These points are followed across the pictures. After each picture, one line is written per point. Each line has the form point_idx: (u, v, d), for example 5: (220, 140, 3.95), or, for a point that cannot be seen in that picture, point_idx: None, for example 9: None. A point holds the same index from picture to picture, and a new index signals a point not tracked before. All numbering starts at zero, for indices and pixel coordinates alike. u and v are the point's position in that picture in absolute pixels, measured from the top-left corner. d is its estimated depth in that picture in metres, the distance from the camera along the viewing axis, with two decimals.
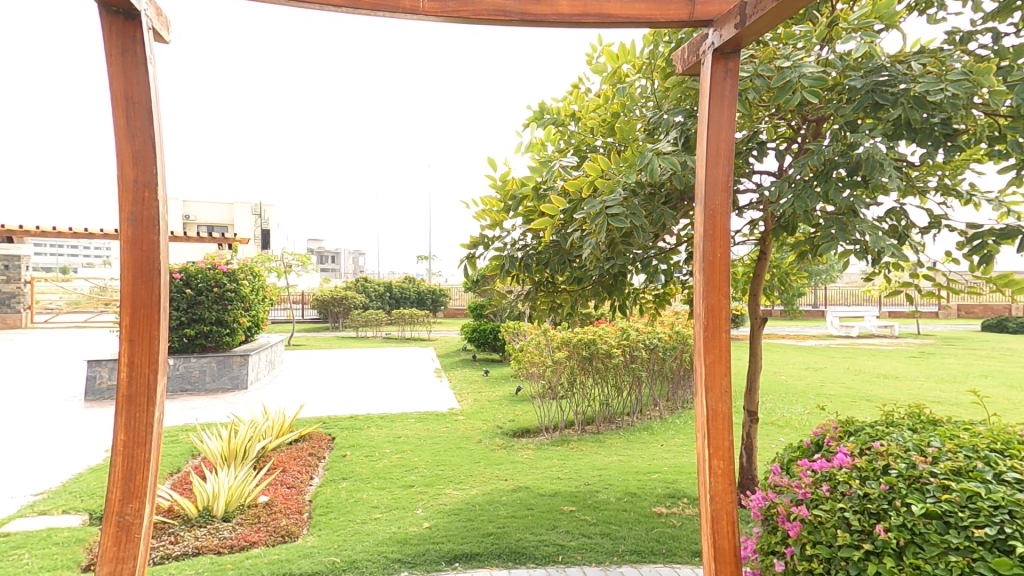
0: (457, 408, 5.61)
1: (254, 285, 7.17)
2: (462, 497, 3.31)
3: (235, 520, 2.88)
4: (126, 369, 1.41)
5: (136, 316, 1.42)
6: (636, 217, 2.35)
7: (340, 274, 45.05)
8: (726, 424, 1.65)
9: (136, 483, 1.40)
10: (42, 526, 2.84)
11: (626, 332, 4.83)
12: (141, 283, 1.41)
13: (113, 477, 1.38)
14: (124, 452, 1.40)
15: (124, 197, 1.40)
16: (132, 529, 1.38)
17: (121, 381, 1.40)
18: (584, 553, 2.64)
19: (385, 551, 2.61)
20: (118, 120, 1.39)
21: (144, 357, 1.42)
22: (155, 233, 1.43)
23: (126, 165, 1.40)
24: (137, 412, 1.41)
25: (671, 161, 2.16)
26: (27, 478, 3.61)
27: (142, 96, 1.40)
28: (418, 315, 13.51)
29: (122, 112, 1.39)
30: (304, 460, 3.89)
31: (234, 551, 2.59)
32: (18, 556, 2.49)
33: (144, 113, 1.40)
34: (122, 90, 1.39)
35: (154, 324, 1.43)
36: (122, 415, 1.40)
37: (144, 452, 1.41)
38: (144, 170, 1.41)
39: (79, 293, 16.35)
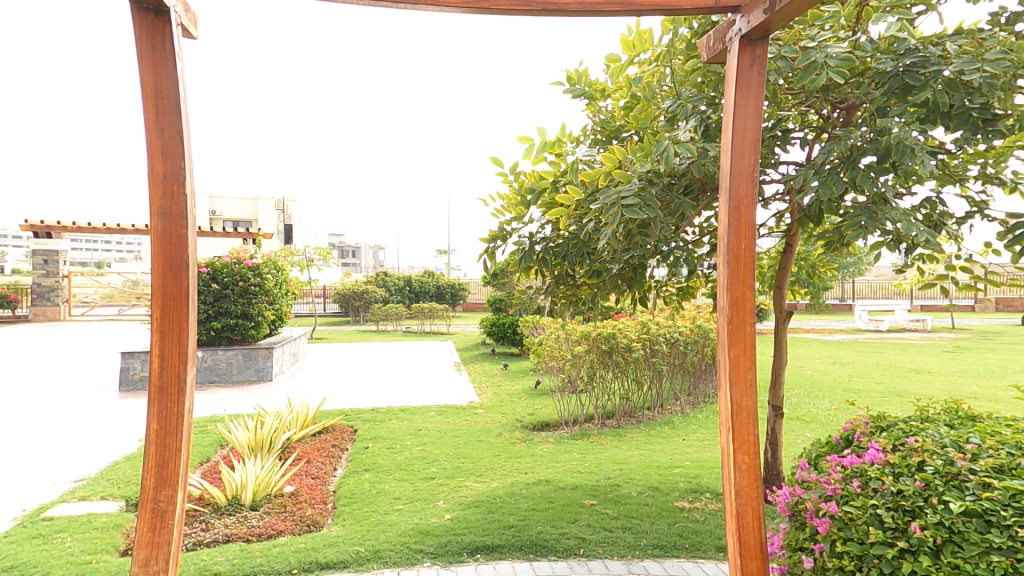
0: (476, 401, 5.64)
1: (277, 279, 7.28)
2: (483, 490, 3.33)
3: (262, 508, 2.94)
4: (157, 360, 1.45)
5: (166, 307, 1.45)
6: (652, 206, 2.32)
7: (360, 269, 45.56)
8: (751, 418, 1.62)
9: (168, 471, 1.43)
10: (82, 511, 2.94)
11: (647, 326, 4.78)
12: (170, 275, 1.44)
13: (146, 466, 1.42)
14: (156, 441, 1.43)
15: (154, 192, 1.44)
16: (166, 515, 1.42)
17: (152, 371, 1.44)
18: (606, 546, 2.64)
19: (408, 542, 2.64)
20: (148, 115, 1.42)
21: (175, 349, 1.46)
22: (184, 226, 1.45)
23: (155, 160, 1.43)
24: (168, 402, 1.45)
25: (687, 149, 2.14)
26: (65, 465, 3.74)
27: (171, 90, 1.42)
28: (438, 308, 13.58)
29: (152, 107, 1.42)
30: (327, 451, 3.95)
31: (262, 539, 2.65)
32: (61, 539, 2.59)
33: (173, 108, 1.43)
34: (152, 85, 1.41)
35: (183, 316, 1.46)
36: (154, 405, 1.44)
37: (176, 442, 1.44)
38: (173, 164, 1.44)
39: (112, 287, 16.86)
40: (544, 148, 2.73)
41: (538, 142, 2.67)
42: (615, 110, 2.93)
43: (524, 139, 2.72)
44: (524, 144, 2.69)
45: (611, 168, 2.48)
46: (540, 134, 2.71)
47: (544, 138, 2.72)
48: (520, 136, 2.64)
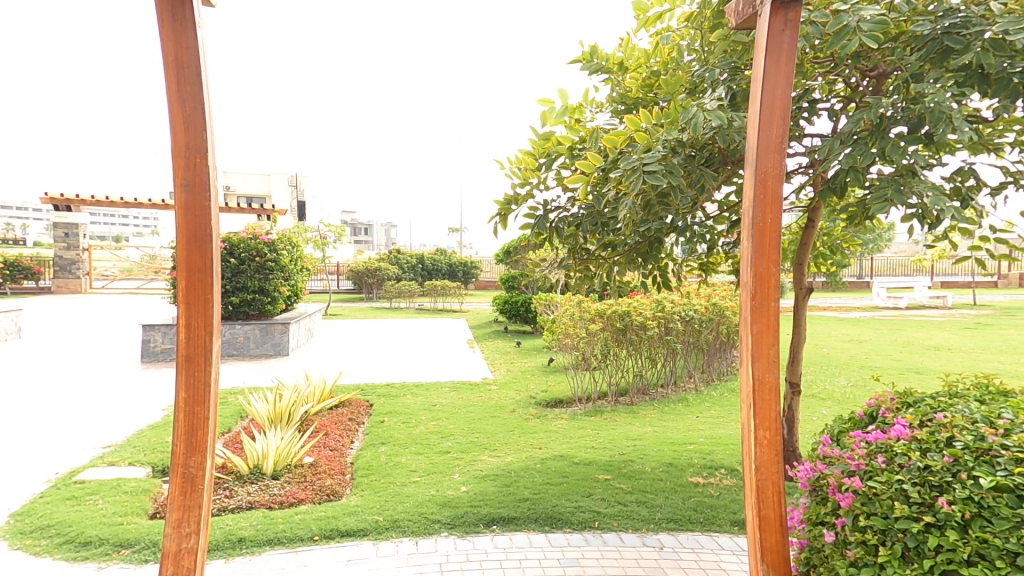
0: (490, 378, 5.69)
1: (292, 255, 7.31)
2: (497, 464, 3.37)
3: (283, 478, 3.00)
4: (184, 330, 1.47)
5: (192, 280, 1.46)
6: (674, 173, 2.29)
7: (371, 245, 45.93)
8: (774, 394, 1.62)
9: (198, 437, 1.46)
10: (111, 475, 3.02)
11: (661, 304, 4.74)
12: (194, 247, 1.45)
13: (176, 432, 1.45)
14: (185, 409, 1.46)
15: (177, 163, 1.44)
16: (196, 480, 1.45)
17: (180, 342, 1.46)
18: (620, 520, 2.66)
19: (426, 512, 2.69)
20: (170, 85, 1.41)
21: (201, 319, 1.47)
22: (206, 199, 1.45)
23: (178, 131, 1.42)
24: (195, 371, 1.47)
25: (718, 115, 2.10)
26: (93, 432, 3.85)
27: (192, 60, 1.41)
28: (450, 285, 13.56)
29: (173, 77, 1.41)
30: (344, 425, 4.01)
31: (283, 507, 2.71)
32: (93, 501, 2.67)
33: (194, 78, 1.41)
34: (173, 54, 1.40)
35: (208, 289, 1.47)
36: (181, 374, 1.46)
37: (203, 411, 1.46)
38: (195, 136, 1.43)
39: (132, 261, 17.13)
40: (565, 108, 2.68)
41: (559, 101, 2.62)
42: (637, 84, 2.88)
43: (546, 101, 2.70)
44: (544, 105, 2.65)
45: (634, 132, 2.43)
46: (560, 100, 2.68)
47: (565, 101, 2.68)
48: (540, 98, 2.62)
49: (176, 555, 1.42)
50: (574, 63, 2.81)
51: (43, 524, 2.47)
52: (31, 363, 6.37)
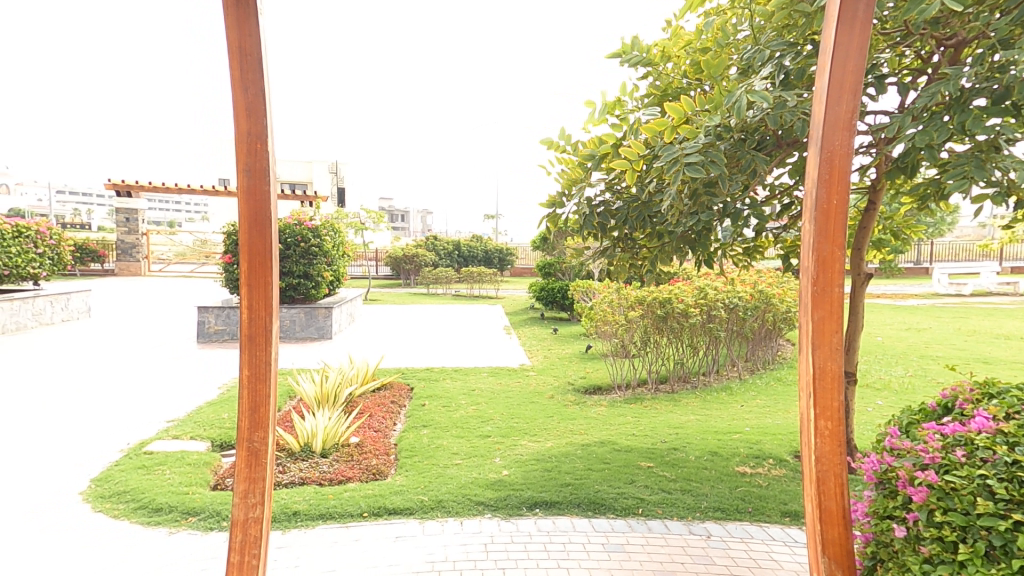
0: (528, 364, 5.70)
1: (335, 240, 7.47)
2: (537, 449, 3.37)
3: (332, 456, 3.09)
4: (246, 311, 1.50)
5: (253, 262, 1.49)
6: (716, 164, 2.19)
7: (408, 232, 46.54)
8: (836, 383, 1.54)
9: (260, 414, 1.50)
10: (176, 448, 3.17)
11: (704, 291, 4.62)
12: (255, 230, 1.48)
13: (241, 408, 1.50)
14: (248, 386, 1.50)
15: (239, 149, 1.46)
16: (260, 454, 1.50)
17: (242, 322, 1.50)
18: (664, 507, 2.63)
19: (470, 494, 2.72)
20: (233, 72, 1.43)
21: (262, 301, 1.51)
22: (266, 184, 1.48)
23: (240, 117, 1.45)
24: (257, 350, 1.50)
25: (760, 95, 2.01)
26: (157, 406, 4.06)
27: (255, 48, 1.43)
28: (486, 271, 13.61)
29: (237, 64, 1.43)
30: (387, 407, 4.10)
31: (333, 484, 2.79)
32: (161, 471, 2.81)
33: (256, 66, 1.44)
34: (236, 42, 1.42)
35: (268, 271, 1.50)
36: (245, 352, 1.51)
37: (265, 387, 1.50)
38: (256, 122, 1.46)
39: (186, 246, 17.92)
40: (605, 108, 2.65)
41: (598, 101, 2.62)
42: (680, 71, 2.77)
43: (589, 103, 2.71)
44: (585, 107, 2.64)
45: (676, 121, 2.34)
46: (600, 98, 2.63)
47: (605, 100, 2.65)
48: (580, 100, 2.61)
49: (244, 524, 1.47)
50: (613, 56, 2.73)
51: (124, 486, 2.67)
52: (95, 342, 6.74)
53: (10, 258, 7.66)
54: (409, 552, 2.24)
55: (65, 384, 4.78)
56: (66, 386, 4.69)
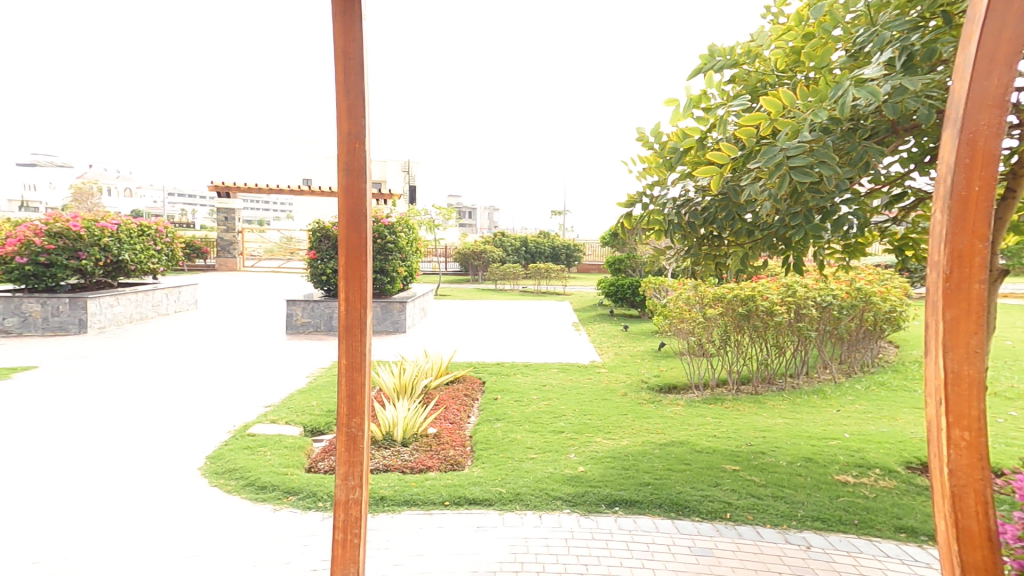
0: (599, 360, 5.60)
1: (409, 237, 7.69)
2: (612, 446, 3.29)
3: (412, 446, 3.17)
4: (344, 304, 1.54)
5: (350, 257, 1.53)
6: (827, 163, 1.99)
7: (475, 229, 47.38)
8: (975, 390, 1.38)
9: (357, 401, 1.54)
10: (274, 431, 3.37)
11: (792, 288, 4.34)
12: (352, 226, 1.52)
13: (339, 395, 1.54)
14: (346, 375, 1.55)
15: (340, 148, 1.51)
16: (358, 439, 1.54)
17: (340, 314, 1.54)
18: (756, 514, 2.48)
19: (547, 489, 2.69)
20: (338, 76, 1.47)
21: (357, 294, 1.54)
22: (363, 182, 1.51)
23: (342, 118, 1.49)
24: (353, 341, 1.54)
25: (867, 90, 1.82)
26: (256, 393, 4.35)
27: (357, 52, 1.48)
28: (554, 268, 13.55)
29: (341, 68, 1.47)
30: (461, 399, 4.15)
31: (415, 473, 2.86)
32: (263, 452, 3.01)
33: (358, 69, 1.47)
34: (342, 47, 1.47)
35: (363, 265, 1.53)
36: (342, 343, 1.55)
37: (361, 377, 1.54)
38: (355, 123, 1.50)
39: (274, 243, 19.20)
40: (690, 103, 2.51)
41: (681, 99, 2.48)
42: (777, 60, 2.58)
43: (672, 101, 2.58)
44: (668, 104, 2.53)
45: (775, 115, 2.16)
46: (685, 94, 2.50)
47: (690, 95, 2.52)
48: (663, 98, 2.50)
49: (345, 505, 1.53)
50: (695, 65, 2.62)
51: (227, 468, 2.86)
52: (195, 332, 7.32)
53: (136, 254, 8.39)
54: (492, 542, 2.24)
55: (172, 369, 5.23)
56: (173, 373, 5.13)
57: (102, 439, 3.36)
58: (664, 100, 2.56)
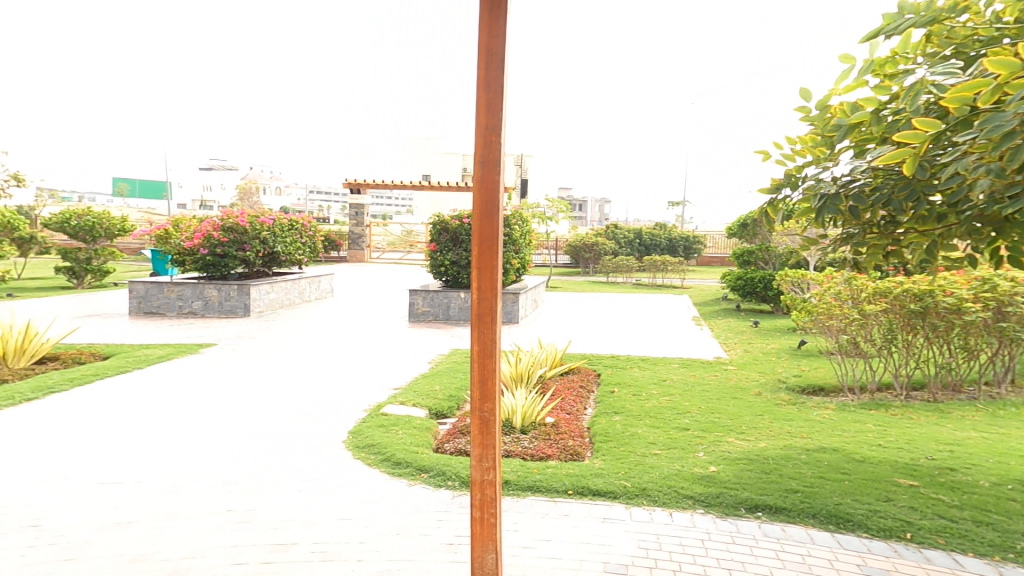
0: (725, 357, 5.23)
1: (522, 230, 7.76)
2: (748, 448, 3.02)
3: (531, 433, 3.16)
4: (476, 291, 1.54)
5: (483, 246, 1.52)
6: None
7: (585, 223, 47.12)
8: None
9: (489, 387, 1.53)
10: (403, 413, 4.03)
11: (991, 282, 3.66)
12: (484, 216, 1.50)
13: (472, 380, 1.55)
14: (478, 362, 1.54)
15: (476, 141, 1.51)
16: (490, 424, 1.53)
17: (472, 301, 1.54)
18: (944, 538, 2.12)
19: (675, 486, 2.52)
20: (480, 71, 1.49)
21: (488, 282, 1.53)
22: (497, 174, 1.50)
23: (480, 113, 1.50)
24: (485, 329, 1.54)
25: None
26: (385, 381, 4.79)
27: (500, 47, 1.47)
28: (671, 261, 12.98)
29: (483, 63, 1.48)
30: (577, 391, 4.08)
31: (535, 460, 2.84)
32: (396, 432, 3.64)
33: (499, 63, 1.47)
34: (485, 44, 1.47)
35: (494, 255, 1.52)
36: (474, 330, 1.55)
37: (492, 364, 1.53)
38: (493, 116, 1.50)
39: (397, 236, 20.60)
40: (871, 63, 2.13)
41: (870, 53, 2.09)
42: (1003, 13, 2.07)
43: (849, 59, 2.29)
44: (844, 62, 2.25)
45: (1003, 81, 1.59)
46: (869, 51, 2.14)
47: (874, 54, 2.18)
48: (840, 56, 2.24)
49: (480, 484, 1.55)
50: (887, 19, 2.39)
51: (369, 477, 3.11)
52: (328, 324, 8.01)
53: (286, 247, 11.00)
54: (619, 535, 2.15)
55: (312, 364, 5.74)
56: (311, 364, 5.63)
57: (264, 429, 3.88)
58: (839, 56, 2.27)
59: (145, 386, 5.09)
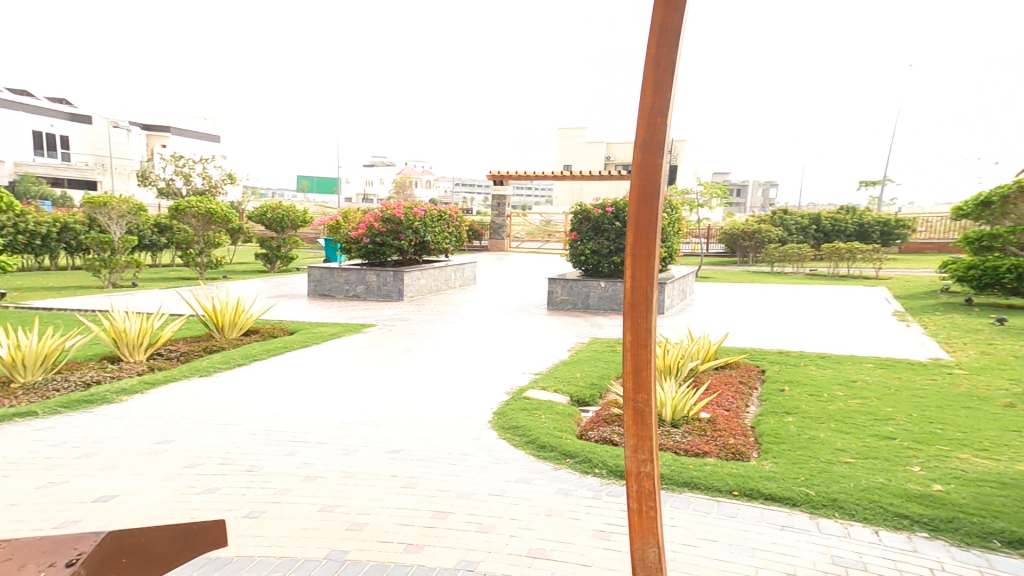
0: (948, 361, 4.54)
1: (671, 218, 7.52)
2: (996, 468, 2.60)
3: (682, 428, 3.08)
4: (630, 278, 1.53)
5: (639, 231, 1.50)
6: None
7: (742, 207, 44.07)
8: None
9: (643, 378, 1.53)
10: (543, 397, 4.31)
11: None
12: (643, 200, 1.47)
13: (625, 371, 1.56)
14: (631, 352, 1.55)
15: (640, 119, 1.46)
16: (643, 415, 1.54)
17: (626, 289, 1.53)
18: None
19: (878, 501, 2.32)
20: (651, 46, 1.43)
21: (644, 270, 1.51)
22: (660, 156, 1.46)
23: (647, 91, 1.45)
24: (639, 317, 1.53)
25: None
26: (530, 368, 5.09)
27: (676, 22, 1.41)
28: (858, 248, 11.55)
29: (656, 37, 1.43)
30: (735, 387, 3.83)
31: (687, 456, 2.77)
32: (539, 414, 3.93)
33: (674, 38, 1.42)
34: (662, 16, 1.41)
35: (651, 241, 1.49)
36: (627, 318, 1.55)
37: (645, 354, 1.52)
38: (661, 95, 1.44)
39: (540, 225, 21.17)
40: None
41: None
42: None
43: None
44: None
45: None
46: None
47: None
48: None
49: (637, 475, 1.56)
50: None
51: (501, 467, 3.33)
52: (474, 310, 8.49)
53: (434, 237, 11.93)
54: (804, 548, 2.08)
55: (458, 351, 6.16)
56: (464, 349, 6.07)
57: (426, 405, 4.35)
58: None
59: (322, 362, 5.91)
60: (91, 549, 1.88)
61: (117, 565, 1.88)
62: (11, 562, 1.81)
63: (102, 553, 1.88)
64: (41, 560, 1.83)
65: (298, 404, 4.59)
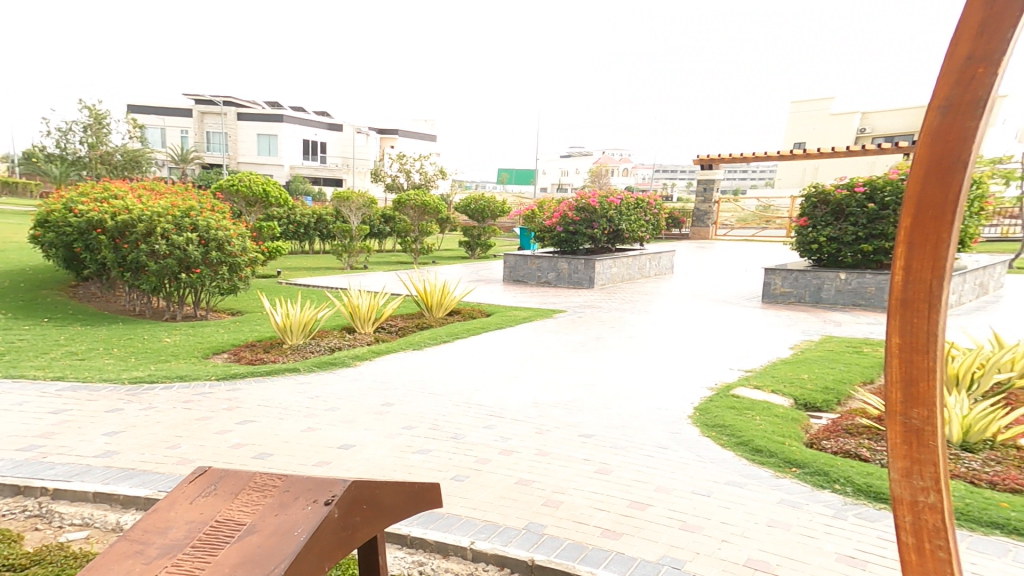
0: None
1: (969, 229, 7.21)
2: None
3: (985, 458, 4.55)
4: (907, 271, 1.81)
5: (925, 221, 1.76)
6: None
7: None
8: None
9: (919, 391, 1.79)
10: (760, 398, 6.31)
11: None
12: (936, 187, 1.73)
13: (898, 377, 1.83)
14: (902, 353, 1.83)
15: (947, 82, 1.71)
16: (920, 431, 1.78)
17: (902, 284, 1.82)
18: None
19: None
20: (960, 48, 1.69)
21: (927, 264, 1.77)
22: (965, 124, 1.67)
23: (959, 52, 1.69)
24: (916, 315, 1.80)
25: None
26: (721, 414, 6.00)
27: (989, 27, 1.65)
28: None
29: (966, 41, 1.68)
30: None
31: (993, 486, 4.17)
32: (750, 417, 5.84)
33: (998, 37, 1.63)
34: (974, 25, 1.67)
35: (942, 231, 1.73)
36: (901, 316, 1.83)
37: (922, 355, 1.78)
38: (978, 49, 1.65)
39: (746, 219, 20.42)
40: None
41: None
42: None
43: None
44: None
45: None
46: None
47: None
48: None
49: (911, 501, 1.77)
50: None
51: (718, 482, 4.64)
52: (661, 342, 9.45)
53: (628, 225, 15.09)
54: None
55: (647, 386, 7.29)
56: (649, 391, 7.05)
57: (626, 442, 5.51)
58: None
59: (534, 382, 7.59)
60: (340, 494, 2.35)
61: (359, 511, 2.42)
62: (289, 497, 2.41)
63: (347, 499, 2.36)
64: (308, 495, 2.39)
65: (475, 403, 6.85)
